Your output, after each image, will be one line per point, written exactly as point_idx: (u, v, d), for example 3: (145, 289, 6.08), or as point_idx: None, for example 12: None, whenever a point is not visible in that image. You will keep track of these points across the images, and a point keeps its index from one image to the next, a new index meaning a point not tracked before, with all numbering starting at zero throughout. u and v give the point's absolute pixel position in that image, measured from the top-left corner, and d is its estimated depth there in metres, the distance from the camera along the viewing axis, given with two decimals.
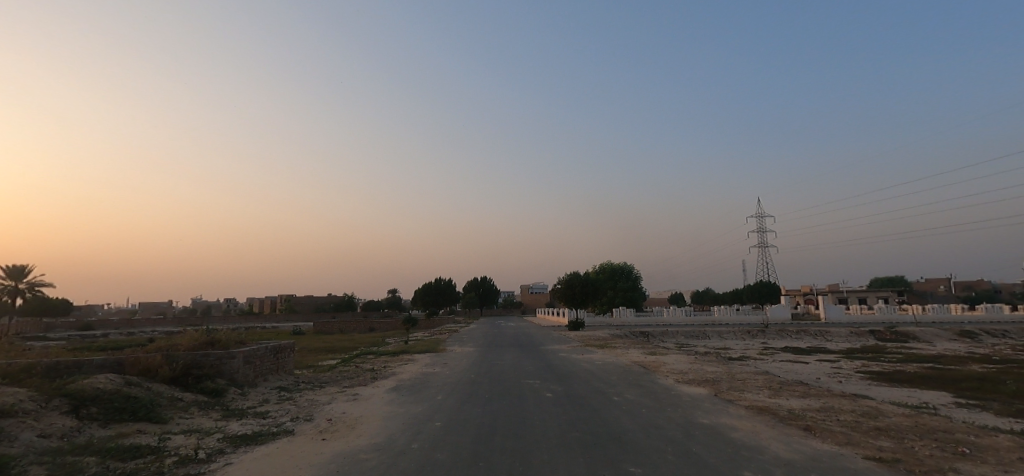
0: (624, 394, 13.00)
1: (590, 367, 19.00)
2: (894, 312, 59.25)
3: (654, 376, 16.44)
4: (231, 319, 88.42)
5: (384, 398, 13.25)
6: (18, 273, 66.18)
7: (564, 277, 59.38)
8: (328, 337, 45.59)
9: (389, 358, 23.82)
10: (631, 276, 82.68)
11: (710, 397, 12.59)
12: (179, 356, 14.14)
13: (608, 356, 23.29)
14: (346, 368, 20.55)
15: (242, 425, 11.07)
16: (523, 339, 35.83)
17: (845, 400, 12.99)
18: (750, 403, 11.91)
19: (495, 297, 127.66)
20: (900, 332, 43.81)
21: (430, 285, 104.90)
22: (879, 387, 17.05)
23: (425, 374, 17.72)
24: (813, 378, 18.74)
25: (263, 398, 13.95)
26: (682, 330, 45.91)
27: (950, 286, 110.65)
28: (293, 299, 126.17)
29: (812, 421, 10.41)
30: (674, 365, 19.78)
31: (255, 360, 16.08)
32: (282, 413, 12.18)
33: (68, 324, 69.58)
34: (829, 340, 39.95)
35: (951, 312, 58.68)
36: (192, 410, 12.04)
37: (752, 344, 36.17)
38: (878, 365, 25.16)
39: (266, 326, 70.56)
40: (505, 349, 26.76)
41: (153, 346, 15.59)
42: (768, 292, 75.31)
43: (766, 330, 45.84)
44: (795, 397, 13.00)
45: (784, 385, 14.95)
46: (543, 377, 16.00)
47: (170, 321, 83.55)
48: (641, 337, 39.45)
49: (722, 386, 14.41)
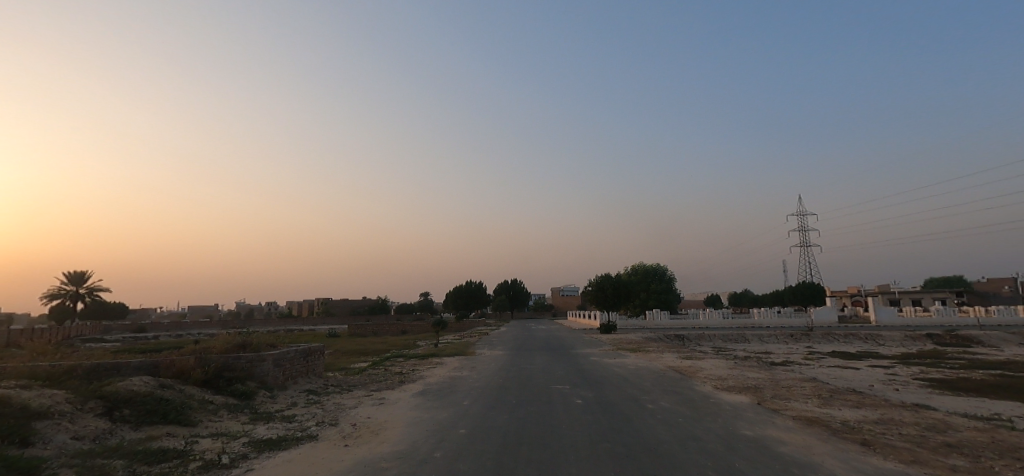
0: (660, 402, 12.31)
1: (623, 372, 18.30)
2: (951, 315, 56.06)
3: (692, 383, 15.70)
4: (274, 321, 90.63)
5: (410, 403, 12.93)
6: (78, 279, 69.14)
7: (596, 278, 58.45)
8: (362, 340, 45.92)
9: (418, 361, 23.61)
10: (665, 278, 80.97)
11: (754, 406, 11.82)
12: (212, 359, 14.14)
13: (643, 360, 22.55)
14: (375, 371, 20.40)
15: (269, 429, 10.90)
16: (556, 342, 35.29)
17: (905, 411, 11.98)
18: (798, 414, 11.08)
19: (527, 299, 127.11)
20: (959, 336, 41.28)
21: (462, 289, 105.01)
22: (940, 396, 15.86)
23: (453, 378, 17.37)
24: (865, 385, 17.59)
25: (291, 401, 13.82)
26: (722, 333, 44.45)
27: (1014, 287, 104.39)
28: (333, 302, 128.54)
29: (870, 435, 9.57)
30: (714, 370, 18.90)
31: (285, 362, 16.02)
32: (309, 417, 11.97)
33: (122, 327, 72.39)
34: (880, 344, 37.92)
35: (1016, 315, 55.14)
36: (222, 413, 11.94)
37: (795, 348, 34.65)
38: (936, 371, 23.58)
39: (306, 328, 71.93)
40: (536, 353, 26.21)
41: (187, 348, 15.67)
42: (812, 293, 72.55)
43: (812, 333, 43.91)
44: (848, 407, 12.07)
45: (835, 394, 13.98)
46: (574, 383, 15.43)
47: (217, 324, 86.17)
48: (677, 341, 38.27)
49: (766, 394, 13.55)
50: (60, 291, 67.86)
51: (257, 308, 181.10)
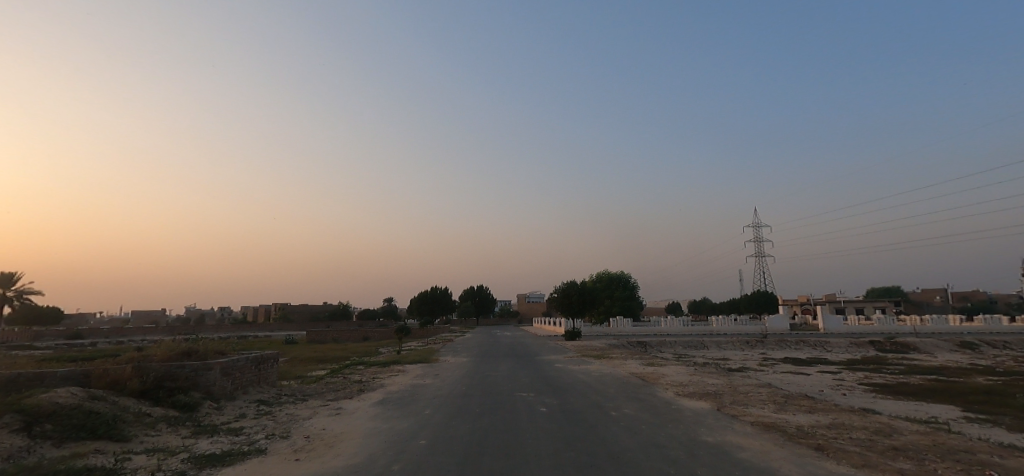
0: (623, 409, 12.25)
1: (586, 379, 18.27)
2: (892, 323, 58.74)
3: (654, 389, 15.75)
4: (225, 327, 87.23)
5: (368, 413, 12.47)
6: (6, 280, 65.07)
7: (561, 286, 58.62)
8: (320, 347, 44.73)
9: (379, 369, 23.02)
10: (629, 285, 81.93)
11: (713, 412, 11.90)
12: (152, 368, 13.35)
13: (606, 367, 22.60)
14: (333, 379, 19.74)
15: (212, 444, 10.31)
16: (518, 349, 35.12)
17: (855, 415, 12.28)
18: (756, 419, 11.18)
19: (492, 306, 126.53)
20: (899, 343, 43.19)
21: (427, 294, 103.68)
22: (885, 401, 16.40)
23: (415, 386, 16.94)
24: (816, 390, 18.06)
25: (239, 413, 13.15)
26: (681, 340, 45.20)
27: (946, 297, 110.42)
28: (289, 308, 124.96)
29: (824, 440, 9.71)
30: (674, 377, 19.06)
31: (234, 371, 15.29)
32: (258, 429, 11.40)
33: (57, 333, 68.51)
34: (828, 351, 39.27)
35: (949, 323, 58.22)
36: (160, 427, 11.24)
37: (750, 354, 35.49)
38: (880, 376, 24.53)
39: (259, 334, 69.47)
40: (500, 360, 25.95)
41: (126, 356, 14.77)
42: (766, 302, 74.76)
43: (766, 340, 45.14)
44: (801, 412, 12.28)
45: (790, 399, 14.24)
46: (538, 390, 15.25)
47: (163, 330, 82.36)
48: (638, 348, 38.70)
49: (724, 400, 13.68)
50: None
51: (207, 313, 174.38)
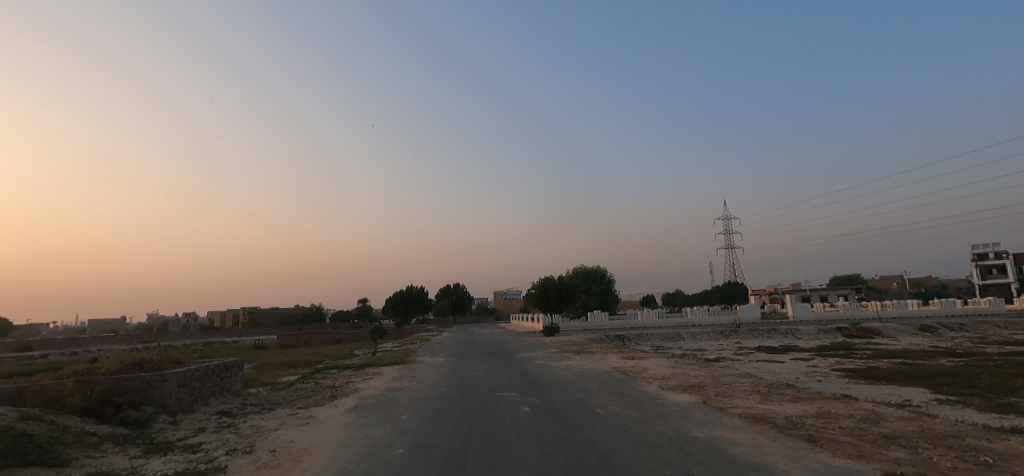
0: (608, 406, 11.83)
1: (567, 375, 17.81)
2: (856, 309, 60.19)
3: (636, 384, 15.38)
4: (191, 334, 84.48)
5: (341, 421, 11.76)
6: None
7: (537, 281, 58.22)
8: (292, 351, 43.36)
9: (353, 372, 22.19)
10: (604, 280, 82.12)
11: (699, 406, 11.56)
12: (97, 382, 12.44)
13: (585, 362, 22.26)
14: (303, 385, 18.85)
15: (164, 464, 9.55)
16: (496, 347, 34.63)
17: (838, 402, 12.09)
18: (743, 411, 10.87)
19: (468, 304, 125.57)
20: (865, 329, 44.15)
21: (402, 294, 102.06)
22: (860, 386, 16.41)
23: (391, 389, 16.23)
24: (792, 378, 18.02)
25: (198, 427, 12.31)
26: (656, 332, 45.34)
27: (903, 283, 114.29)
28: (258, 312, 121.86)
29: (814, 431, 9.43)
30: (655, 370, 18.79)
31: (192, 381, 14.39)
32: (218, 445, 10.64)
33: (5, 345, 64.83)
34: (799, 338, 39.88)
35: (910, 308, 59.97)
36: (105, 447, 10.41)
37: (725, 344, 35.78)
38: (851, 362, 24.81)
39: (228, 340, 67.38)
40: (478, 358, 25.30)
41: (69, 370, 13.77)
42: (737, 293, 75.89)
43: (739, 329, 45.61)
44: (787, 401, 12.01)
45: (772, 388, 14.04)
46: (519, 389, 14.73)
47: (124, 338, 79.20)
48: (616, 341, 38.63)
49: (709, 392, 13.38)
50: None
51: (172, 320, 169.17)
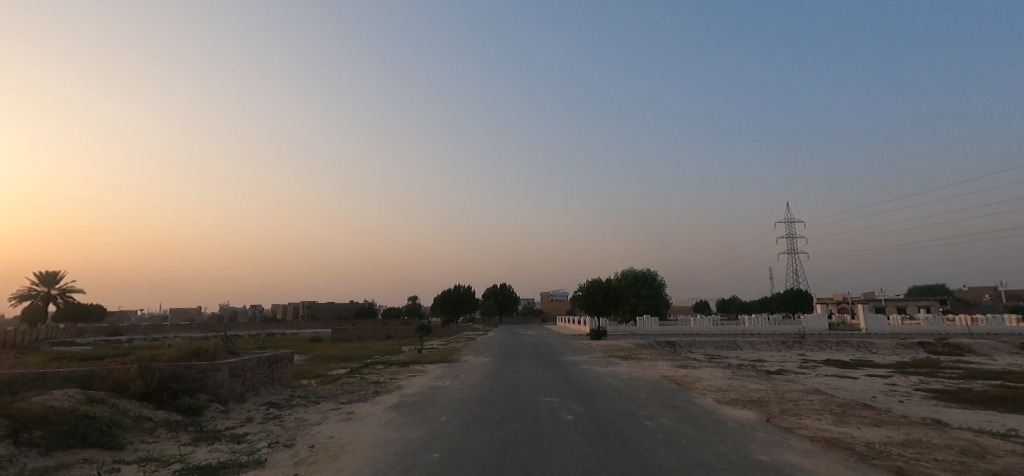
0: (658, 419, 11.04)
1: (615, 382, 17.02)
2: (939, 322, 55.68)
3: (691, 395, 14.44)
4: (255, 325, 88.47)
5: (381, 419, 11.51)
6: (49, 279, 67.43)
7: (586, 283, 57.15)
8: (343, 344, 44.43)
9: (398, 369, 22.15)
10: (655, 284, 79.94)
11: (763, 424, 10.61)
12: (158, 369, 12.72)
13: (635, 369, 21.34)
14: (350, 380, 18.88)
15: (209, 453, 9.55)
16: (543, 349, 34.10)
17: (928, 429, 10.77)
18: (815, 434, 9.85)
19: (517, 304, 125.44)
20: (951, 345, 40.60)
21: (452, 293, 103.16)
22: (949, 410, 14.79)
23: (433, 388, 15.95)
24: (868, 397, 16.53)
25: (246, 417, 12.38)
26: (712, 340, 43.47)
27: (995, 296, 105.47)
28: (317, 306, 126.35)
29: (902, 463, 8.34)
30: (712, 381, 17.68)
31: (244, 371, 14.56)
32: (262, 437, 10.59)
33: (94, 329, 70.15)
34: (873, 353, 37.16)
35: (1003, 323, 54.88)
36: (159, 433, 10.55)
37: (789, 356, 33.78)
38: (936, 381, 22.65)
39: (288, 332, 70.05)
40: (523, 360, 24.84)
41: (132, 356, 14.20)
42: (801, 301, 72.05)
43: (803, 340, 43.02)
44: (866, 425, 10.82)
45: (846, 408, 12.81)
46: (564, 395, 14.08)
47: (195, 326, 83.90)
48: (668, 348, 37.25)
49: (772, 409, 12.31)
50: (29, 292, 66.07)
51: (240, 311, 178.28)
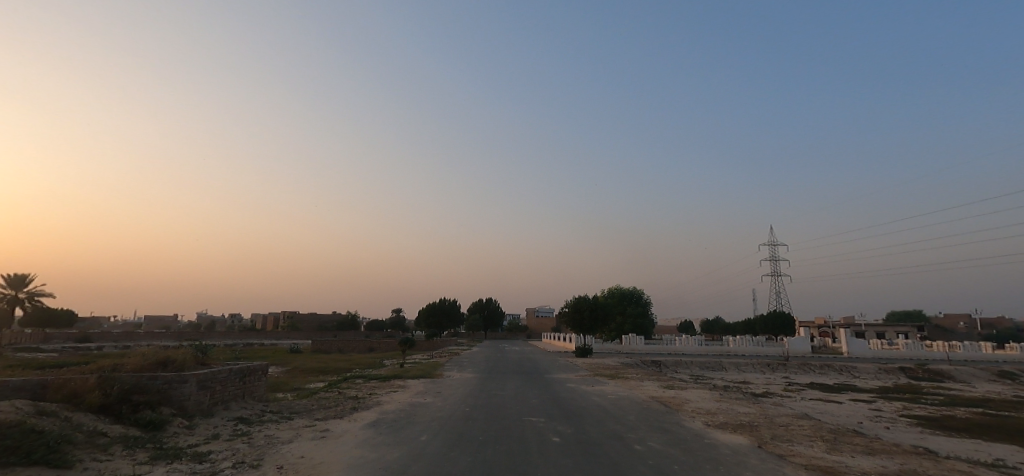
0: (647, 443, 10.61)
1: (602, 403, 16.55)
2: (919, 348, 56.05)
3: (679, 418, 14.04)
4: (233, 334, 86.51)
5: (357, 438, 10.92)
6: (18, 282, 65.33)
7: (572, 299, 56.72)
8: (323, 357, 43.41)
9: (378, 383, 21.47)
10: (641, 302, 79.75)
11: (755, 451, 10.22)
12: (119, 379, 12.02)
13: (621, 389, 20.94)
14: (327, 394, 18.16)
15: (167, 473, 8.91)
16: (528, 366, 33.53)
17: (923, 459, 10.44)
18: (808, 462, 9.47)
19: (501, 319, 124.47)
20: (931, 371, 40.75)
21: (435, 306, 102.05)
22: (938, 438, 14.53)
23: (414, 405, 15.35)
24: (855, 422, 16.29)
25: (212, 434, 11.68)
26: (697, 361, 43.22)
27: (971, 324, 107.00)
28: (297, 316, 124.25)
29: None
30: (699, 403, 17.29)
31: (213, 384, 13.85)
32: (227, 455, 9.94)
33: (64, 335, 67.94)
34: (856, 377, 37.12)
35: (982, 350, 55.37)
36: (114, 450, 9.86)
37: (774, 378, 33.60)
38: (921, 407, 22.52)
39: (266, 343, 68.44)
40: (507, 378, 24.24)
41: (94, 365, 13.45)
42: (784, 323, 72.26)
43: (787, 363, 42.90)
44: (860, 453, 10.47)
45: (838, 435, 12.49)
46: (550, 416, 13.59)
47: (169, 335, 81.78)
48: (653, 368, 36.89)
49: (763, 435, 11.93)
50: None
51: (219, 320, 174.91)
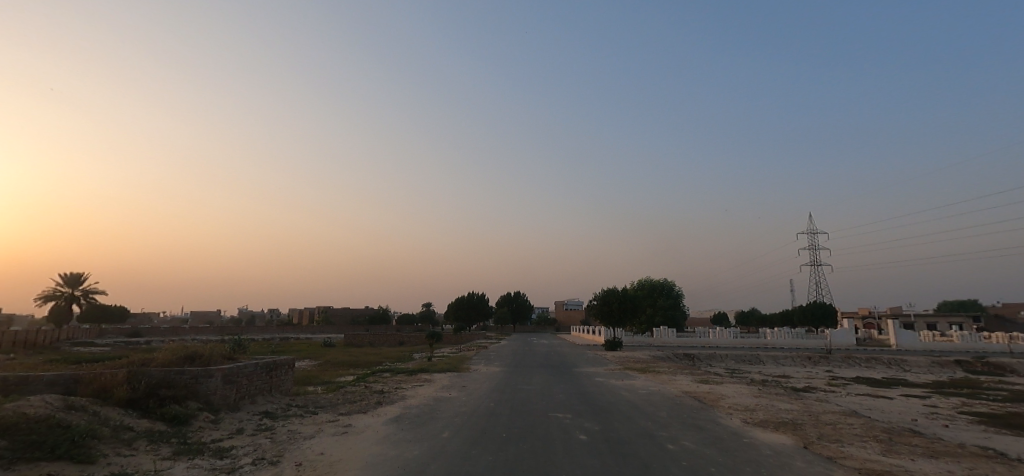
0: (681, 442, 9.98)
1: (632, 398, 15.89)
2: (975, 340, 53.21)
3: (715, 414, 13.34)
4: (271, 328, 88.45)
5: (379, 434, 10.61)
6: (73, 281, 68.18)
7: (602, 292, 55.82)
8: (354, 350, 43.73)
9: (405, 377, 21.24)
10: (672, 294, 78.26)
11: (800, 452, 9.50)
12: (147, 374, 12.01)
13: (654, 383, 20.27)
14: (353, 388, 18.00)
15: (188, 469, 8.76)
16: (557, 359, 33.07)
17: (993, 463, 9.52)
18: (862, 465, 8.70)
19: (530, 312, 124.12)
20: (989, 364, 38.52)
21: (465, 300, 102.27)
22: (1002, 438, 13.44)
23: (439, 400, 15.03)
24: (908, 420, 15.26)
25: (235, 428, 11.55)
26: (733, 353, 41.95)
27: None
28: (332, 311, 126.61)
29: None
30: (737, 398, 16.49)
31: (239, 378, 13.77)
32: (249, 451, 9.76)
33: (116, 330, 70.69)
34: (906, 371, 35.34)
35: None
36: (137, 445, 9.79)
37: (816, 372, 32.26)
38: (980, 404, 21.11)
39: (301, 336, 69.78)
40: (535, 371, 23.75)
41: (124, 359, 13.51)
42: (825, 314, 69.76)
43: (830, 356, 41.26)
44: (920, 456, 9.61)
45: (892, 434, 11.61)
46: (578, 412, 13.05)
47: (212, 330, 84.21)
48: (687, 361, 35.88)
49: (808, 434, 11.16)
50: (54, 292, 66.95)
51: (258, 315, 179.57)
